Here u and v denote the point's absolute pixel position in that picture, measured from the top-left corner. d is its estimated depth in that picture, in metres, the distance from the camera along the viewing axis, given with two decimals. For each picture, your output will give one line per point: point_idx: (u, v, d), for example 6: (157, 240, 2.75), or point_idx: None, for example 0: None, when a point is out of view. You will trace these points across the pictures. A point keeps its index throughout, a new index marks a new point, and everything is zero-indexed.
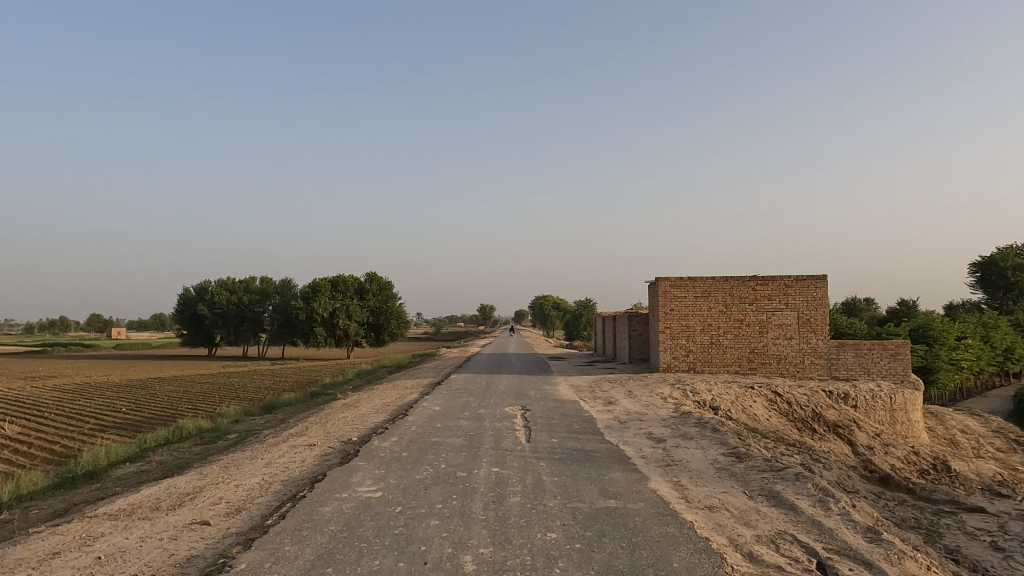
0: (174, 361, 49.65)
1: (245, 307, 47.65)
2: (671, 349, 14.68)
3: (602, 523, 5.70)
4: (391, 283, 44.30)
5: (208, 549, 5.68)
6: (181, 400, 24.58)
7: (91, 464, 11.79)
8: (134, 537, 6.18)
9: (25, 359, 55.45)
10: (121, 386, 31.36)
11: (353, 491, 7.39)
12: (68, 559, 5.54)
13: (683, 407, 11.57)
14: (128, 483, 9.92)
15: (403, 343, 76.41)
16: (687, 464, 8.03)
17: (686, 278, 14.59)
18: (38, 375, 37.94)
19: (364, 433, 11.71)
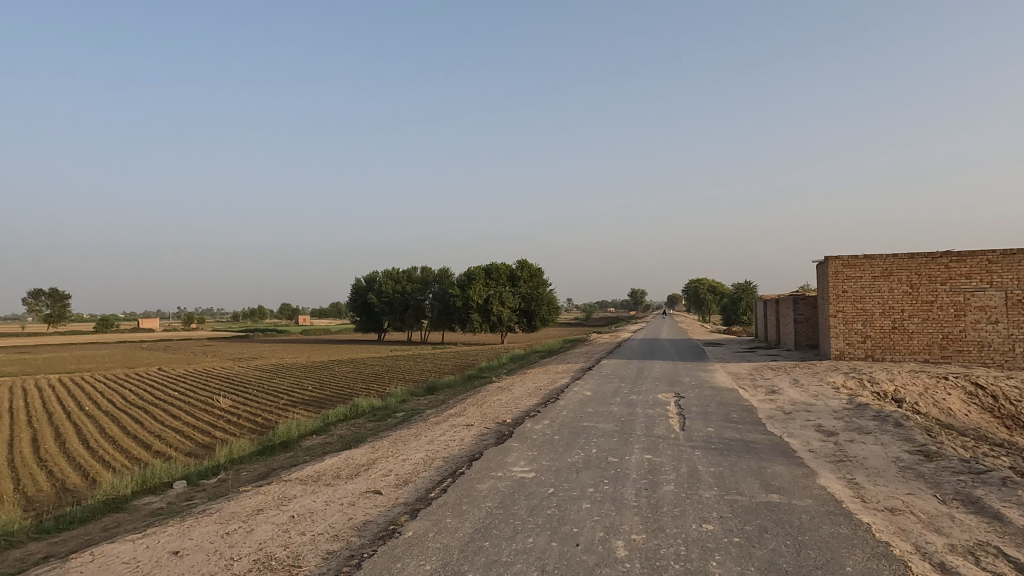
0: (350, 345, 54.92)
1: (408, 295, 51.13)
2: (844, 336, 13.29)
3: (764, 519, 5.36)
4: (542, 270, 45.13)
5: (380, 515, 6.23)
6: (356, 380, 27.17)
7: (286, 435, 13.46)
8: (320, 500, 6.95)
9: (234, 342, 64.58)
10: (309, 367, 35.38)
11: (508, 471, 7.69)
12: (270, 515, 6.38)
13: (859, 398, 10.48)
14: (314, 453, 11.22)
15: (555, 329, 77.73)
16: (862, 461, 7.28)
17: (861, 256, 13.20)
18: (245, 357, 44.05)
19: (519, 415, 12.12)
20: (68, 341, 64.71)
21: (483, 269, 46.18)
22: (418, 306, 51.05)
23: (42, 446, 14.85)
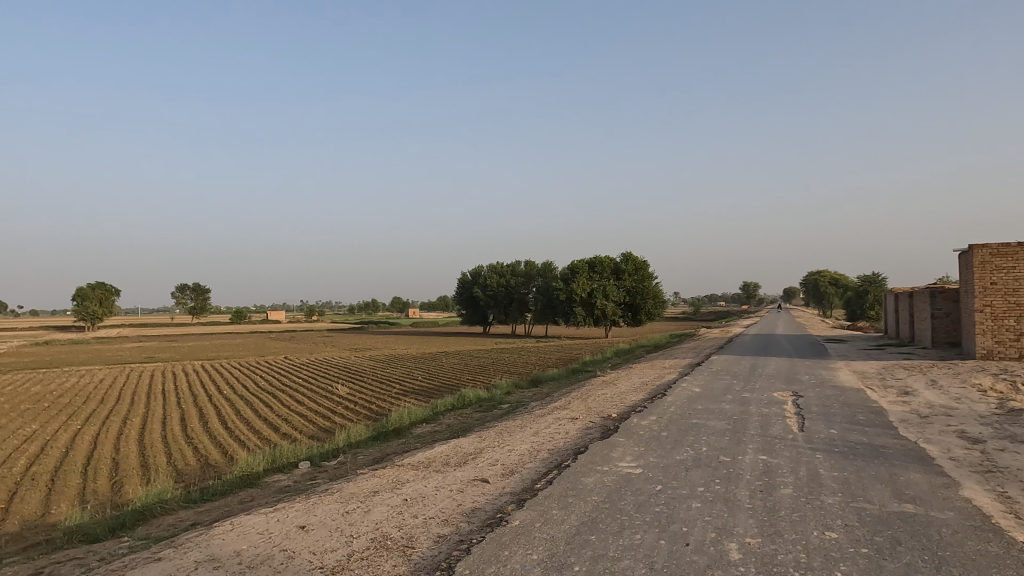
0: (457, 337, 56.59)
1: (511, 289, 51.74)
2: (993, 333, 11.80)
3: (898, 530, 4.83)
4: (647, 263, 44.10)
5: (487, 503, 6.28)
6: (463, 372, 27.92)
7: (398, 422, 14.06)
8: (430, 485, 7.14)
9: (352, 334, 68.53)
10: (418, 358, 36.81)
11: (613, 465, 7.52)
12: (384, 497, 6.63)
13: (1013, 402, 9.29)
14: (424, 441, 11.60)
15: (661, 323, 75.78)
16: (1018, 473, 6.40)
17: (1015, 244, 11.66)
18: (360, 348, 46.63)
19: (624, 410, 11.86)
20: (207, 332, 71.34)
21: (586, 263, 45.80)
22: (522, 300, 51.59)
23: (187, 425, 16.47)
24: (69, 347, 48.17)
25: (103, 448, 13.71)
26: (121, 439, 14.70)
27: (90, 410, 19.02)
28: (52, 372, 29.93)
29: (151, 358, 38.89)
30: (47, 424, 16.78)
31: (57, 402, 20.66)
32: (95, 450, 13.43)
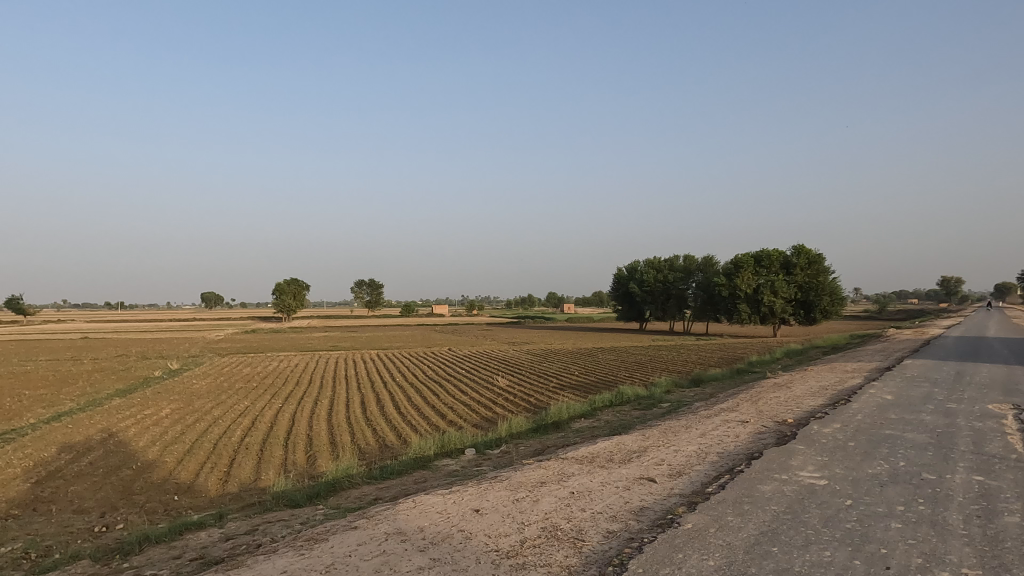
0: (615, 333, 56.19)
1: (670, 285, 49.96)
2: None
3: None
4: (823, 256, 40.03)
5: (656, 503, 6.20)
6: (621, 368, 27.68)
7: (558, 416, 14.29)
8: (597, 480, 7.23)
9: (513, 327, 70.88)
10: (574, 353, 37.19)
11: (794, 474, 6.80)
12: (552, 488, 6.90)
13: None
14: (584, 435, 11.79)
15: (842, 322, 68.87)
16: None
17: None
18: (519, 340, 48.13)
19: (802, 415, 10.94)
20: (382, 323, 77.46)
21: (751, 257, 42.63)
22: (681, 296, 49.76)
23: (366, 409, 18.09)
24: (271, 334, 54.86)
25: (299, 426, 15.46)
26: (313, 419, 16.46)
27: (288, 392, 21.46)
28: (259, 357, 34.26)
29: (336, 346, 43.16)
30: (255, 402, 19.24)
31: (262, 384, 23.57)
32: (292, 428, 15.17)
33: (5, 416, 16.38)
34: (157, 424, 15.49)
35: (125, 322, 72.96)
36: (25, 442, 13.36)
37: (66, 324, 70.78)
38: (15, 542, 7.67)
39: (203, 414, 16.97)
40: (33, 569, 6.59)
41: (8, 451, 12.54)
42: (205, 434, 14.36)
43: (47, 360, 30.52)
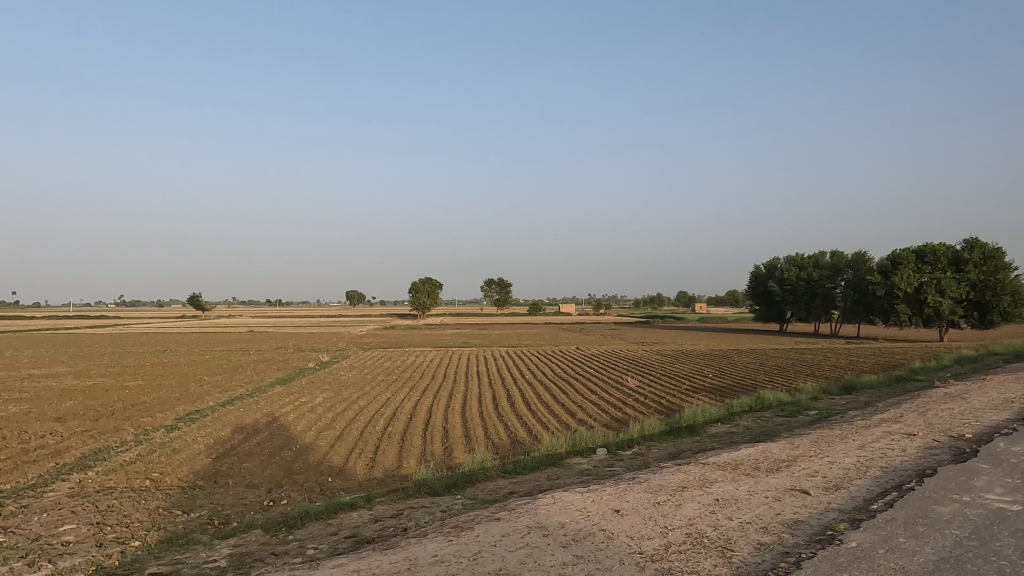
0: (754, 332, 52.32)
1: (814, 284, 39.69)
2: None
3: None
4: (1005, 247, 29.08)
5: (812, 517, 5.34)
6: (761, 366, 25.39)
7: (701, 413, 13.11)
8: (742, 489, 6.27)
9: (645, 325, 68.75)
10: (708, 350, 35.11)
11: (978, 496, 5.51)
12: (693, 494, 6.15)
13: None
14: (724, 440, 10.67)
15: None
16: None
17: None
18: (649, 337, 46.39)
19: (987, 428, 8.83)
20: (515, 317, 77.66)
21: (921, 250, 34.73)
22: None
23: (500, 399, 17.66)
24: (411, 330, 56.92)
25: (437, 416, 15.19)
26: (450, 409, 16.25)
27: (426, 383, 21.26)
28: (398, 349, 35.43)
29: (471, 339, 43.78)
30: (395, 391, 19.34)
31: (403, 374, 23.76)
32: (431, 418, 14.96)
33: (190, 398, 18.30)
34: (312, 410, 16.09)
35: (285, 318, 79.62)
36: (209, 422, 14.78)
37: (236, 318, 78.66)
38: (200, 509, 8.39)
39: (351, 403, 17.21)
40: (218, 534, 7.33)
41: (190, 431, 13.67)
42: (352, 422, 14.51)
43: (222, 352, 33.92)
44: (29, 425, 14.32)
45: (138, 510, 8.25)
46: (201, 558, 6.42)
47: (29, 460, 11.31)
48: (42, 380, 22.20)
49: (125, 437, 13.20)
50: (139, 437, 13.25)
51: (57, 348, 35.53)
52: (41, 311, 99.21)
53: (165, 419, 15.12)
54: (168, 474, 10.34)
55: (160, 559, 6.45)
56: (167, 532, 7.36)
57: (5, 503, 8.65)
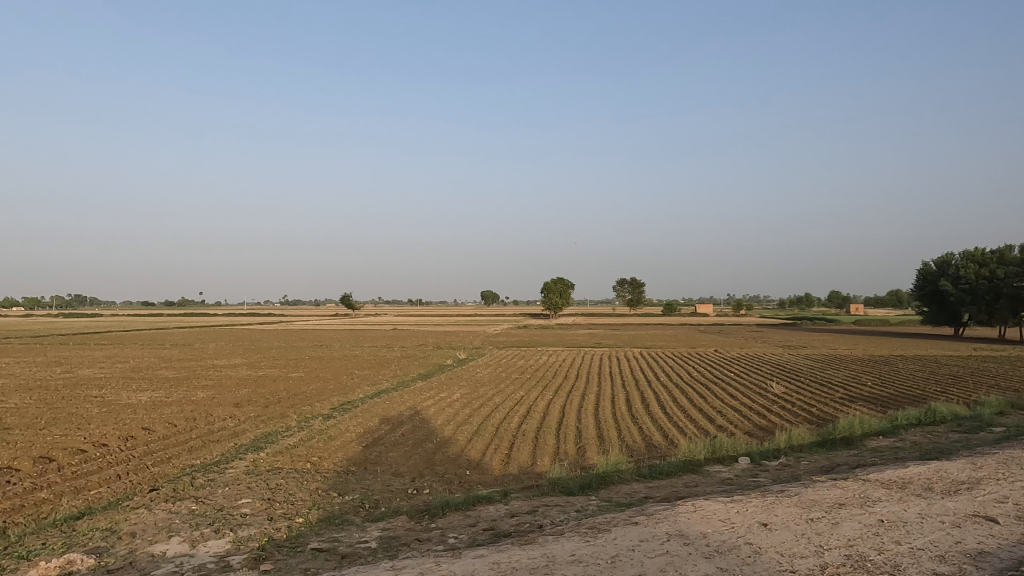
0: (922, 336, 46.68)
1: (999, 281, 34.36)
2: None
3: None
4: None
5: (1003, 550, 4.61)
6: (932, 373, 22.55)
7: (859, 425, 11.75)
8: (913, 511, 5.53)
9: (792, 327, 63.91)
10: (866, 354, 31.82)
11: None
12: (853, 512, 5.53)
13: None
14: (887, 456, 9.50)
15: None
16: None
17: None
18: (797, 340, 43.01)
19: None
20: (649, 317, 75.22)
21: None
22: None
23: (635, 401, 17.03)
24: (543, 328, 57.25)
25: (570, 415, 14.95)
26: (583, 410, 15.80)
27: (559, 384, 20.81)
28: (531, 349, 35.73)
29: (603, 339, 43.13)
30: (530, 390, 19.35)
31: (537, 374, 23.58)
32: (564, 418, 14.71)
33: (342, 390, 19.76)
34: (451, 406, 16.61)
35: (425, 317, 83.70)
36: (359, 412, 15.81)
37: (382, 316, 84.00)
38: (353, 492, 8.94)
39: (488, 400, 17.52)
40: (367, 517, 7.75)
41: (343, 420, 14.72)
42: (489, 418, 14.73)
43: (370, 347, 36.38)
44: (213, 409, 16.27)
45: (301, 489, 9.01)
46: (353, 539, 6.85)
47: (212, 440, 12.81)
48: (223, 370, 25.16)
49: (289, 423, 14.55)
50: (301, 423, 14.54)
51: (235, 341, 40.16)
52: (223, 309, 112.81)
53: (321, 409, 16.43)
54: (325, 459, 11.16)
55: (319, 536, 6.98)
56: (326, 511, 7.95)
57: (195, 476, 9.84)
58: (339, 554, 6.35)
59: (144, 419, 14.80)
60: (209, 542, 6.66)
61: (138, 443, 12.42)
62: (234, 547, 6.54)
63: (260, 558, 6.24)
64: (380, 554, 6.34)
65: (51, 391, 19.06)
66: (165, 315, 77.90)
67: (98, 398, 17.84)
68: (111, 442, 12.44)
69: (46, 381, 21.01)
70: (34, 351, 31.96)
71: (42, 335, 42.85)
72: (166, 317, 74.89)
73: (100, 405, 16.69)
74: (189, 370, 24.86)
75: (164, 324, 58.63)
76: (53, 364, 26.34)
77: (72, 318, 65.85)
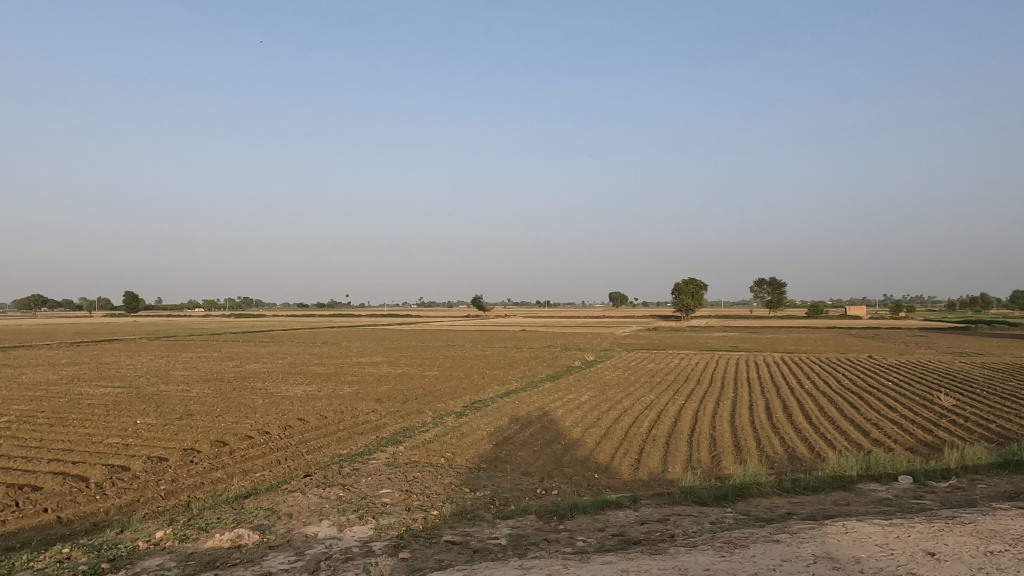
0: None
1: None
2: None
3: None
4: None
5: None
6: None
7: None
8: None
9: (969, 331, 56.18)
10: None
11: None
12: None
13: None
14: None
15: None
16: None
17: None
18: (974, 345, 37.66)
19: None
20: (792, 319, 69.81)
21: None
22: None
23: (775, 409, 15.64)
24: (674, 330, 55.05)
25: (703, 422, 14.04)
26: (717, 417, 14.74)
27: (692, 388, 19.70)
28: (662, 351, 34.40)
29: (739, 342, 40.55)
30: (659, 394, 18.50)
31: (667, 378, 22.49)
32: (697, 424, 13.82)
33: (474, 389, 20.18)
34: (579, 407, 16.28)
35: (555, 319, 84.12)
36: (490, 411, 15.98)
37: (513, 318, 85.59)
38: (484, 489, 8.92)
39: (616, 403, 16.96)
40: (498, 514, 7.66)
41: (475, 418, 14.91)
42: (617, 421, 14.21)
43: (500, 348, 37.01)
44: (357, 403, 17.27)
45: (436, 483, 9.13)
46: (484, 534, 6.79)
47: (357, 432, 13.55)
48: (366, 366, 26.77)
49: (425, 419, 15.03)
50: (436, 420, 14.95)
51: (376, 340, 42.72)
52: (367, 310, 120.96)
53: (454, 406, 16.84)
54: (458, 455, 11.30)
55: (453, 529, 6.99)
56: (458, 506, 7.96)
57: (342, 465, 10.39)
58: (470, 548, 6.32)
59: (300, 410, 16.06)
60: (354, 528, 6.93)
61: (295, 432, 13.45)
62: (376, 533, 6.75)
63: (399, 546, 6.35)
64: (510, 551, 6.21)
65: (224, 382, 21.30)
66: (316, 315, 84.94)
67: (261, 390, 19.66)
68: (272, 431, 13.57)
69: (221, 373, 23.59)
70: (211, 346, 36.06)
71: (217, 332, 48.29)
72: (318, 318, 81.61)
73: (263, 396, 18.37)
74: (336, 366, 26.74)
75: (316, 323, 63.81)
76: (226, 358, 29.50)
77: (241, 318, 73.61)
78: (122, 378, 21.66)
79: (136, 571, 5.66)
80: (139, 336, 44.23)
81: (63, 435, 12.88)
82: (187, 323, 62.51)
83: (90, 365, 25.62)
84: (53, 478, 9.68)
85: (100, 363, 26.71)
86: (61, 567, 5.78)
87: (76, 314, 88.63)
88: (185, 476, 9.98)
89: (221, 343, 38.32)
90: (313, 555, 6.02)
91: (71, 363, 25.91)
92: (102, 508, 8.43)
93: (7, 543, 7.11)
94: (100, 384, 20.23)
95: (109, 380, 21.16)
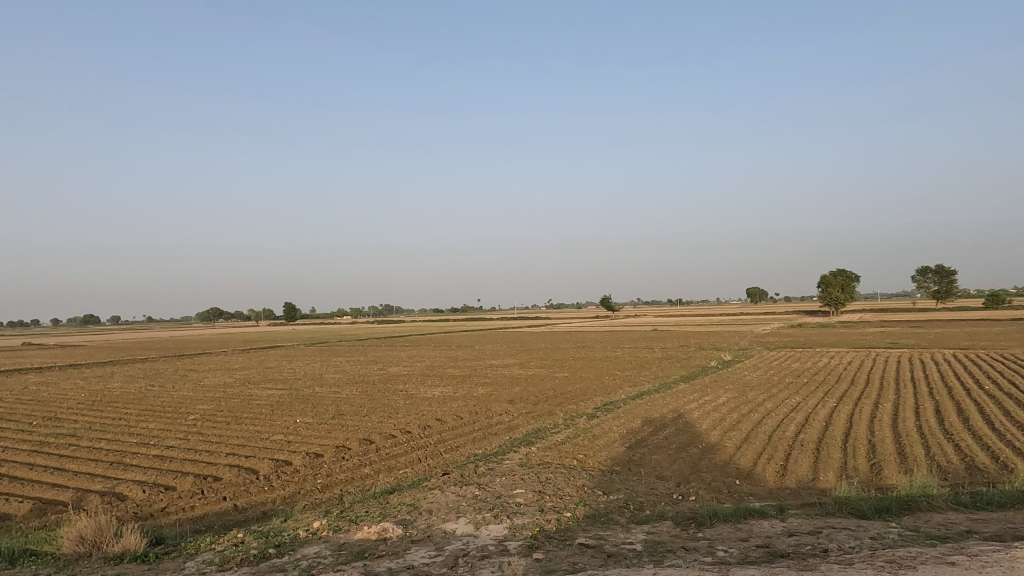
0: None
1: None
2: None
3: None
4: None
5: None
6: None
7: None
8: None
9: None
10: None
11: None
12: None
13: None
14: None
15: None
16: None
17: None
18: None
19: None
20: (968, 311, 61.48)
21: None
22: None
23: (947, 412, 13.43)
24: (821, 327, 50.25)
25: (859, 426, 12.32)
26: (875, 421, 12.87)
27: (846, 389, 17.55)
28: (811, 349, 31.37)
29: (904, 338, 36.11)
30: (807, 395, 16.68)
31: (814, 379, 20.22)
32: (851, 428, 12.15)
33: (607, 389, 19.54)
34: (717, 410, 14.98)
35: (688, 317, 81.01)
36: (621, 412, 15.23)
37: (642, 318, 84.27)
38: (617, 492, 8.24)
39: (756, 405, 15.46)
40: (633, 519, 6.94)
41: (606, 420, 14.20)
42: (760, 425, 12.84)
43: (633, 348, 35.99)
44: (492, 405, 17.19)
45: (569, 484, 8.59)
46: (619, 539, 6.14)
47: (492, 433, 13.40)
48: (499, 369, 26.93)
49: (557, 421, 14.57)
50: (568, 422, 14.43)
51: (509, 342, 43.22)
52: (498, 313, 123.88)
53: (586, 407, 16.34)
54: (590, 457, 10.71)
55: (586, 532, 6.43)
56: (591, 508, 7.37)
57: (478, 464, 10.22)
58: (605, 552, 5.71)
59: (438, 411, 16.34)
60: (490, 526, 6.60)
61: (433, 432, 13.61)
62: (511, 533, 6.36)
63: (533, 546, 5.90)
64: (646, 558, 5.53)
65: (370, 384, 22.38)
66: (448, 321, 88.07)
67: (403, 391, 20.41)
68: (413, 430, 13.84)
69: (367, 376, 24.97)
70: (358, 351, 38.35)
71: (363, 338, 51.31)
72: (451, 322, 85.96)
73: (405, 397, 18.93)
74: (472, 369, 27.10)
75: (449, 330, 65.48)
76: (372, 362, 31.18)
77: (381, 325, 77.22)
78: (284, 381, 23.40)
79: (297, 557, 5.54)
80: (296, 343, 48.29)
81: (238, 431, 14.03)
82: (337, 331, 66.96)
83: (256, 369, 28.14)
84: (230, 470, 10.44)
85: (266, 367, 29.18)
86: (236, 550, 5.72)
87: (242, 326, 98.11)
88: (337, 471, 10.32)
89: (367, 348, 40.56)
90: (452, 551, 5.70)
91: (242, 368, 28.60)
92: (268, 498, 8.86)
93: (193, 526, 7.62)
94: (265, 387, 21.98)
95: (273, 382, 23.11)
